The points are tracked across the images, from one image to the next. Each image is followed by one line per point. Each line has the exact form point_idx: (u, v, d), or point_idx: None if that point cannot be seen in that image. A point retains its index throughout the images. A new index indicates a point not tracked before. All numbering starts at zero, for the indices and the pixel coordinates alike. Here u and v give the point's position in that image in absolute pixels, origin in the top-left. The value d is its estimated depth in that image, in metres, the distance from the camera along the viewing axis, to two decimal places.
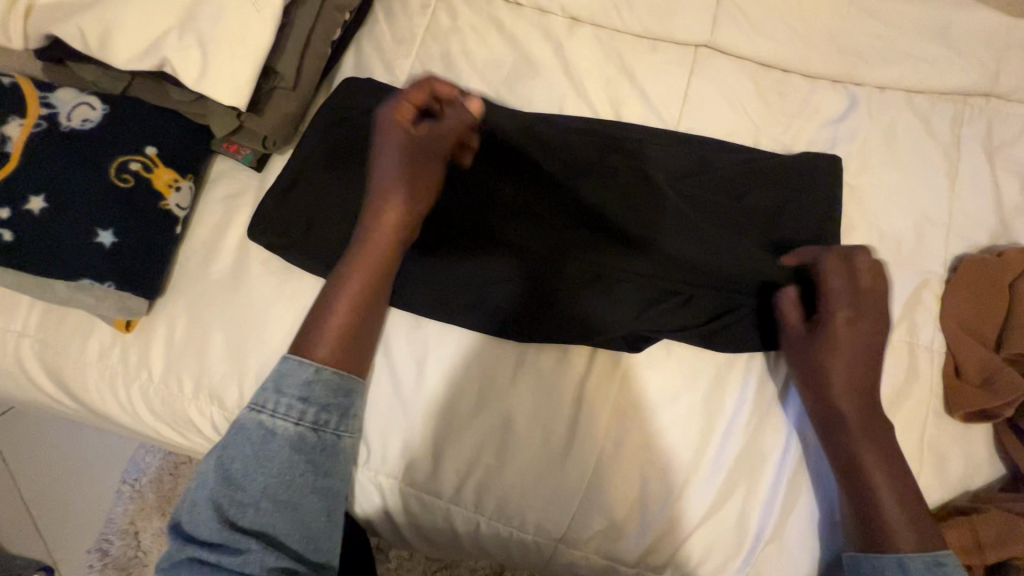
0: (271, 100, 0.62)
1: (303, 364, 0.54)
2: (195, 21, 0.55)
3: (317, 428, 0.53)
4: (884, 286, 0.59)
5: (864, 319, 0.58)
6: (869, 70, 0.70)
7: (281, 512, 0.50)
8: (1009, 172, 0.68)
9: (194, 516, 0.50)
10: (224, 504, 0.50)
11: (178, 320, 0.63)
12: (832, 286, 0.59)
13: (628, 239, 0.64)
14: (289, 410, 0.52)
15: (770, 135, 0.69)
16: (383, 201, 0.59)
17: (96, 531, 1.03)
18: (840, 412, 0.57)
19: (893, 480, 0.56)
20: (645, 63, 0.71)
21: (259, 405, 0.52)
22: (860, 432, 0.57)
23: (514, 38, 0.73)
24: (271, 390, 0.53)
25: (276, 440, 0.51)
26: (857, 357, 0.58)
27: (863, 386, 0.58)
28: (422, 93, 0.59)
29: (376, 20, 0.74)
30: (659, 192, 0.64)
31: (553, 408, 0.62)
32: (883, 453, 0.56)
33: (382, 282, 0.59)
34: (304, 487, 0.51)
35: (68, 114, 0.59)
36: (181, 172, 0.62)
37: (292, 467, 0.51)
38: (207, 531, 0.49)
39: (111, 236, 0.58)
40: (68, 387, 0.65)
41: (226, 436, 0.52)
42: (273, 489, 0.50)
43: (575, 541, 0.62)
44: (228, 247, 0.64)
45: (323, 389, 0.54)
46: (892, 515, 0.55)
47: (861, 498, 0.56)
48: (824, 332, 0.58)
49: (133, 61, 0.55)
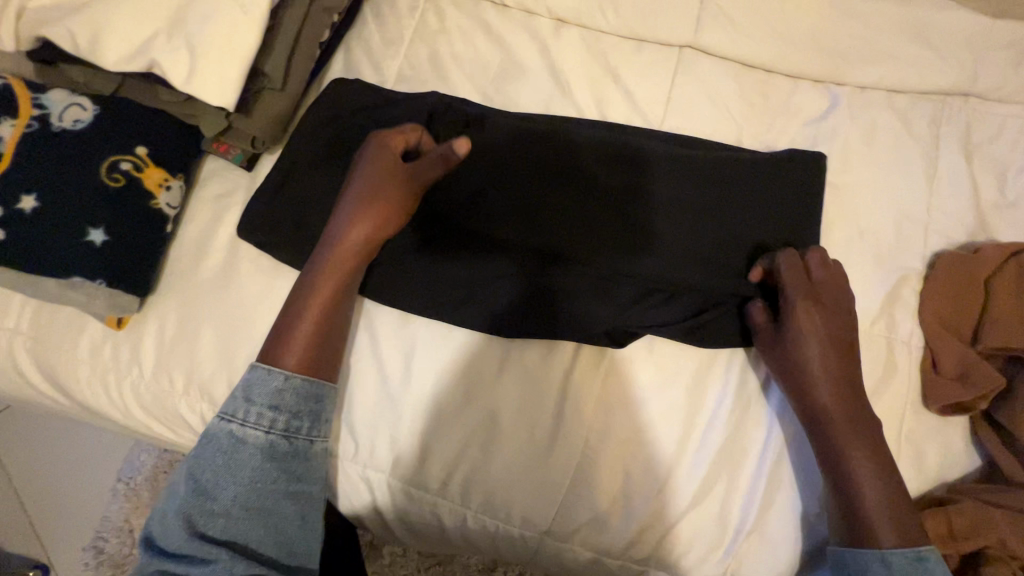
0: (259, 101, 0.63)
1: (273, 372, 0.55)
2: (184, 22, 0.56)
3: (288, 435, 0.53)
4: (842, 286, 0.61)
5: (824, 313, 0.60)
6: (850, 70, 0.71)
7: (253, 520, 0.51)
8: (987, 170, 0.69)
9: (165, 527, 0.50)
10: (194, 514, 0.50)
11: (169, 317, 0.64)
12: (792, 279, 0.60)
13: (620, 241, 0.65)
14: (259, 419, 0.53)
15: (753, 135, 0.70)
16: (353, 215, 0.60)
17: (91, 529, 1.04)
18: (819, 407, 0.58)
19: (880, 476, 0.56)
20: (630, 64, 0.72)
21: (229, 415, 0.53)
22: (846, 427, 0.57)
23: (501, 40, 0.74)
24: (241, 400, 0.53)
25: (246, 449, 0.52)
26: (829, 356, 0.59)
27: (843, 383, 0.59)
28: (413, 134, 0.63)
29: (365, 22, 0.75)
30: (643, 196, 0.66)
31: (538, 402, 0.63)
32: (868, 449, 0.57)
33: (351, 286, 0.60)
34: (275, 494, 0.52)
35: (60, 115, 0.60)
36: (171, 172, 0.63)
37: (263, 475, 0.52)
38: (176, 542, 0.49)
39: (102, 234, 0.59)
40: (61, 383, 0.66)
41: (196, 446, 0.52)
42: (243, 497, 0.51)
43: (560, 534, 0.63)
44: (218, 245, 0.65)
45: (293, 396, 0.55)
46: (875, 512, 0.55)
47: (843, 493, 0.56)
48: (791, 329, 0.60)
49: (122, 62, 0.56)
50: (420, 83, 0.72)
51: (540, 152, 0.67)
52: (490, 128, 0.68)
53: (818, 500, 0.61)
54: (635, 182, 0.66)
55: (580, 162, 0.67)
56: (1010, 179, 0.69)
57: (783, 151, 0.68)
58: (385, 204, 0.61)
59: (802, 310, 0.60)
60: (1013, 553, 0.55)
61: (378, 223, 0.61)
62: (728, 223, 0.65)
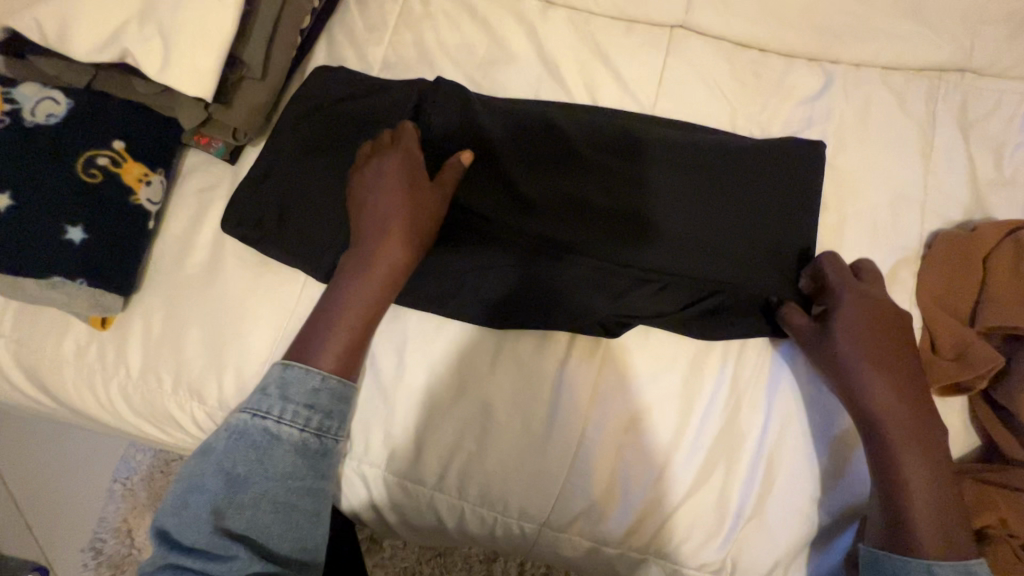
0: (239, 91, 0.61)
1: (311, 372, 0.53)
2: (155, 10, 0.54)
3: (320, 434, 0.52)
4: (880, 291, 0.60)
5: (885, 317, 0.58)
6: (844, 48, 0.70)
7: (277, 515, 0.49)
8: (983, 147, 0.68)
9: (184, 519, 0.48)
10: (220, 506, 0.48)
11: (154, 315, 0.62)
12: (839, 283, 0.60)
13: (624, 231, 0.63)
14: (295, 417, 0.51)
15: (747, 116, 0.69)
16: (385, 229, 0.58)
17: (88, 530, 1.03)
18: (877, 413, 0.56)
19: (930, 476, 0.54)
20: (620, 46, 0.71)
21: (263, 411, 0.51)
22: (900, 430, 0.56)
23: (488, 24, 0.72)
24: (277, 396, 0.51)
25: (280, 446, 0.50)
26: (886, 364, 0.57)
27: (905, 387, 0.57)
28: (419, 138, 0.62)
29: (348, 8, 0.73)
30: (639, 184, 0.64)
31: (533, 393, 0.63)
32: (924, 451, 0.55)
33: (387, 297, 0.58)
34: (301, 490, 0.50)
35: (32, 109, 0.58)
36: (150, 167, 0.62)
37: (294, 472, 0.50)
38: (197, 534, 0.47)
39: (80, 232, 0.58)
40: (45, 385, 0.65)
41: (227, 439, 0.50)
42: (273, 492, 0.49)
43: (559, 525, 0.62)
44: (202, 241, 0.64)
45: (329, 397, 0.53)
46: (923, 515, 0.53)
47: (890, 494, 0.55)
48: (845, 333, 0.58)
49: (91, 53, 0.54)
50: (406, 70, 0.70)
51: (533, 139, 0.65)
52: (480, 116, 0.65)
53: (816, 483, 0.61)
54: (634, 169, 0.65)
55: (577, 149, 0.65)
56: (1006, 156, 0.68)
57: (779, 136, 0.67)
58: (414, 218, 0.58)
59: (859, 316, 0.58)
60: (1011, 531, 0.56)
61: (410, 236, 0.58)
62: (732, 208, 0.64)
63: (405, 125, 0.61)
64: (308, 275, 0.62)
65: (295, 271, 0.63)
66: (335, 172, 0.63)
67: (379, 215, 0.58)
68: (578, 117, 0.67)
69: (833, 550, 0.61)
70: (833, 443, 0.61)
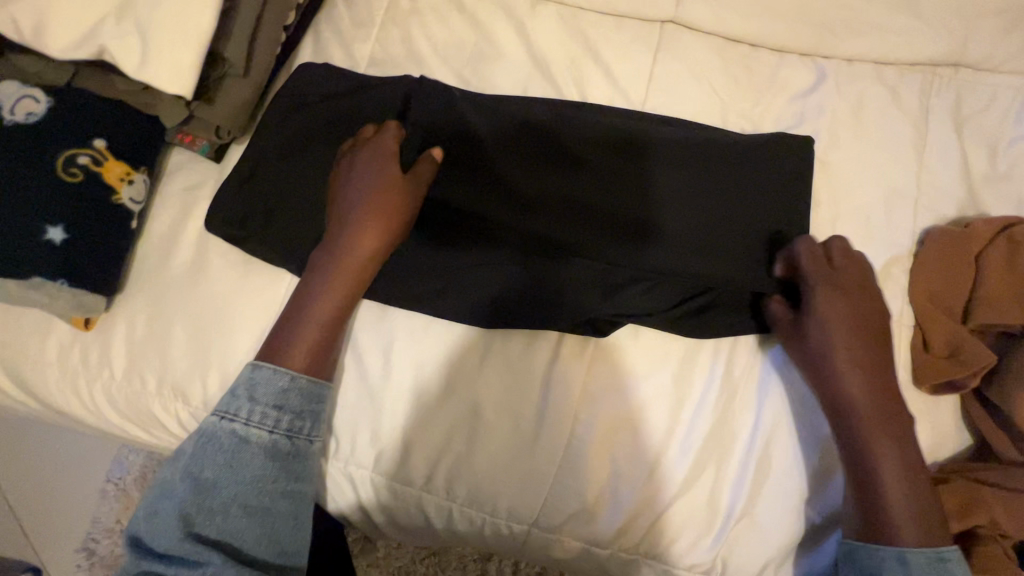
0: (222, 88, 0.61)
1: (278, 371, 0.52)
2: (133, 6, 0.53)
3: (291, 435, 0.51)
4: (864, 277, 0.59)
5: (855, 305, 0.58)
6: (837, 43, 0.69)
7: (250, 519, 0.48)
8: (978, 142, 0.68)
9: (156, 526, 0.47)
10: (190, 513, 0.47)
11: (138, 316, 0.62)
12: (812, 269, 0.59)
13: (619, 228, 0.63)
14: (264, 418, 0.50)
15: (738, 112, 0.68)
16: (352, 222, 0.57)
17: (81, 531, 1.03)
18: (851, 404, 0.56)
19: (902, 467, 0.54)
20: (609, 41, 0.70)
21: (231, 414, 0.50)
22: (874, 421, 0.55)
23: (477, 20, 0.71)
24: (244, 398, 0.51)
25: (249, 449, 0.49)
26: (862, 354, 0.57)
27: (878, 377, 0.56)
28: (400, 134, 0.61)
29: (334, 4, 0.72)
30: (641, 183, 0.64)
31: (522, 392, 0.62)
32: (896, 442, 0.55)
33: (357, 292, 0.57)
34: (274, 493, 0.50)
35: (12, 108, 0.57)
36: (133, 165, 0.61)
37: (265, 476, 0.49)
38: (168, 541, 0.46)
39: (61, 232, 0.57)
40: (29, 387, 0.64)
41: (195, 444, 0.49)
42: (244, 497, 0.48)
43: (548, 525, 0.62)
44: (187, 241, 0.63)
45: (299, 397, 0.52)
46: (898, 506, 0.53)
47: (863, 485, 0.55)
48: (817, 323, 0.58)
49: (69, 50, 0.53)
50: (393, 66, 0.70)
51: (524, 137, 0.65)
52: (469, 115, 0.65)
53: (808, 482, 0.60)
54: (625, 166, 0.64)
55: (568, 146, 0.65)
56: (1000, 152, 0.67)
57: (778, 134, 0.66)
58: (380, 211, 0.57)
59: (831, 305, 0.58)
60: (1001, 531, 0.55)
61: (380, 230, 0.57)
62: (723, 206, 0.63)
63: (387, 125, 0.60)
64: (293, 275, 0.61)
65: (281, 270, 0.62)
66: (320, 170, 0.62)
67: (349, 209, 0.57)
68: (570, 114, 0.66)
69: (823, 548, 0.60)
70: (826, 442, 0.60)
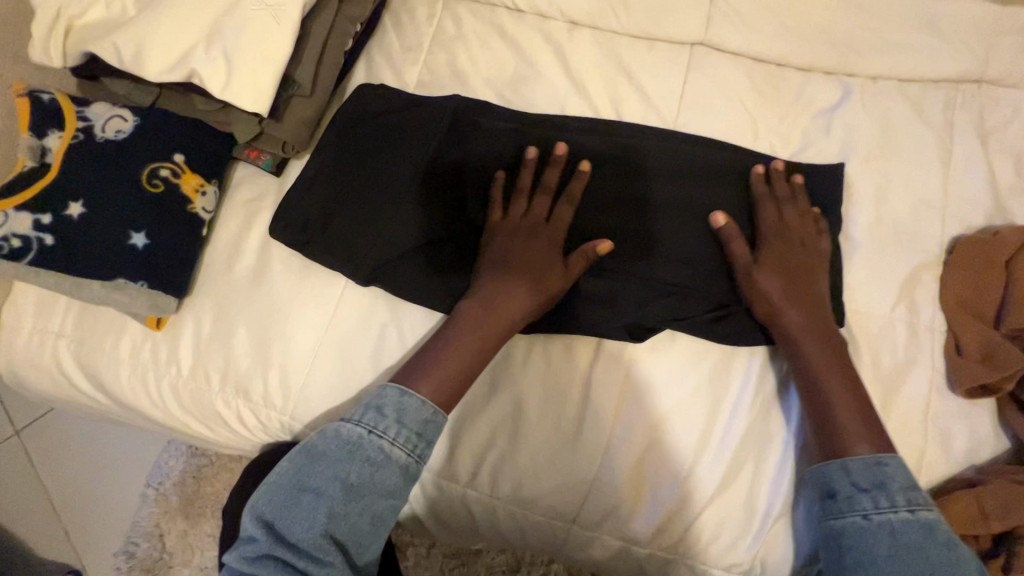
0: (289, 107, 0.66)
1: (425, 404, 0.55)
2: (220, 34, 0.59)
3: (422, 460, 0.55)
4: (805, 208, 0.65)
5: (801, 234, 0.64)
6: (861, 62, 0.72)
7: (369, 528, 0.53)
8: (1003, 155, 0.70)
9: (293, 515, 0.51)
10: (331, 512, 0.51)
11: (205, 316, 0.66)
12: (762, 202, 0.65)
13: (632, 241, 0.66)
14: (405, 442, 0.54)
15: (766, 126, 0.71)
16: (500, 283, 0.60)
17: (122, 534, 1.07)
18: (787, 324, 0.60)
19: (847, 388, 0.58)
20: (643, 62, 0.74)
21: (379, 430, 0.54)
22: (811, 339, 0.60)
23: (517, 44, 0.76)
24: (393, 419, 0.54)
25: (390, 467, 0.53)
26: (791, 281, 0.61)
27: (809, 301, 0.61)
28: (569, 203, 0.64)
29: (385, 32, 0.78)
30: (659, 196, 0.67)
31: (564, 396, 0.64)
32: (836, 363, 0.59)
33: (485, 342, 0.59)
34: (394, 508, 0.54)
35: (103, 126, 0.64)
36: (206, 177, 0.66)
37: (395, 492, 0.54)
38: (306, 532, 0.50)
39: (143, 238, 0.63)
40: (101, 383, 0.68)
41: (344, 449, 0.53)
42: (374, 506, 0.53)
43: (587, 523, 0.64)
44: (250, 248, 0.68)
45: (436, 430, 0.56)
46: (850, 422, 0.57)
47: (816, 403, 0.58)
48: (770, 253, 0.63)
49: (161, 74, 0.59)
50: (439, 88, 0.75)
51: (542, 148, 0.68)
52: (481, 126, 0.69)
53: None
54: (642, 178, 0.68)
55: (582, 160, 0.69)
56: None
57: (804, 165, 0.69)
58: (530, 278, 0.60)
59: (775, 237, 0.63)
60: None
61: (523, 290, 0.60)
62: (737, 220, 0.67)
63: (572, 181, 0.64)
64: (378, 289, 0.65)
65: (338, 278, 0.66)
66: (372, 185, 0.67)
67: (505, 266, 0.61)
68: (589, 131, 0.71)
69: None
70: None
